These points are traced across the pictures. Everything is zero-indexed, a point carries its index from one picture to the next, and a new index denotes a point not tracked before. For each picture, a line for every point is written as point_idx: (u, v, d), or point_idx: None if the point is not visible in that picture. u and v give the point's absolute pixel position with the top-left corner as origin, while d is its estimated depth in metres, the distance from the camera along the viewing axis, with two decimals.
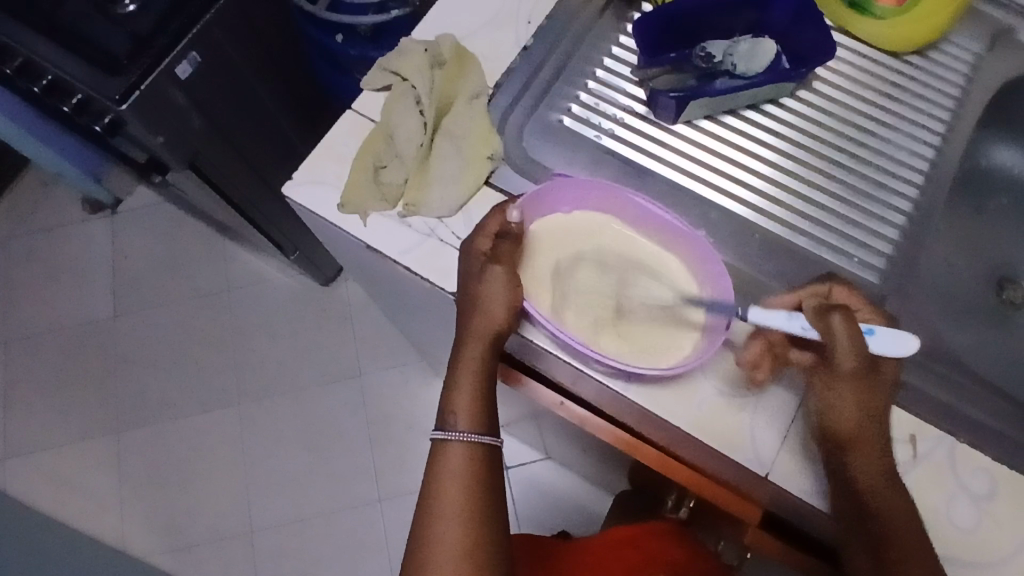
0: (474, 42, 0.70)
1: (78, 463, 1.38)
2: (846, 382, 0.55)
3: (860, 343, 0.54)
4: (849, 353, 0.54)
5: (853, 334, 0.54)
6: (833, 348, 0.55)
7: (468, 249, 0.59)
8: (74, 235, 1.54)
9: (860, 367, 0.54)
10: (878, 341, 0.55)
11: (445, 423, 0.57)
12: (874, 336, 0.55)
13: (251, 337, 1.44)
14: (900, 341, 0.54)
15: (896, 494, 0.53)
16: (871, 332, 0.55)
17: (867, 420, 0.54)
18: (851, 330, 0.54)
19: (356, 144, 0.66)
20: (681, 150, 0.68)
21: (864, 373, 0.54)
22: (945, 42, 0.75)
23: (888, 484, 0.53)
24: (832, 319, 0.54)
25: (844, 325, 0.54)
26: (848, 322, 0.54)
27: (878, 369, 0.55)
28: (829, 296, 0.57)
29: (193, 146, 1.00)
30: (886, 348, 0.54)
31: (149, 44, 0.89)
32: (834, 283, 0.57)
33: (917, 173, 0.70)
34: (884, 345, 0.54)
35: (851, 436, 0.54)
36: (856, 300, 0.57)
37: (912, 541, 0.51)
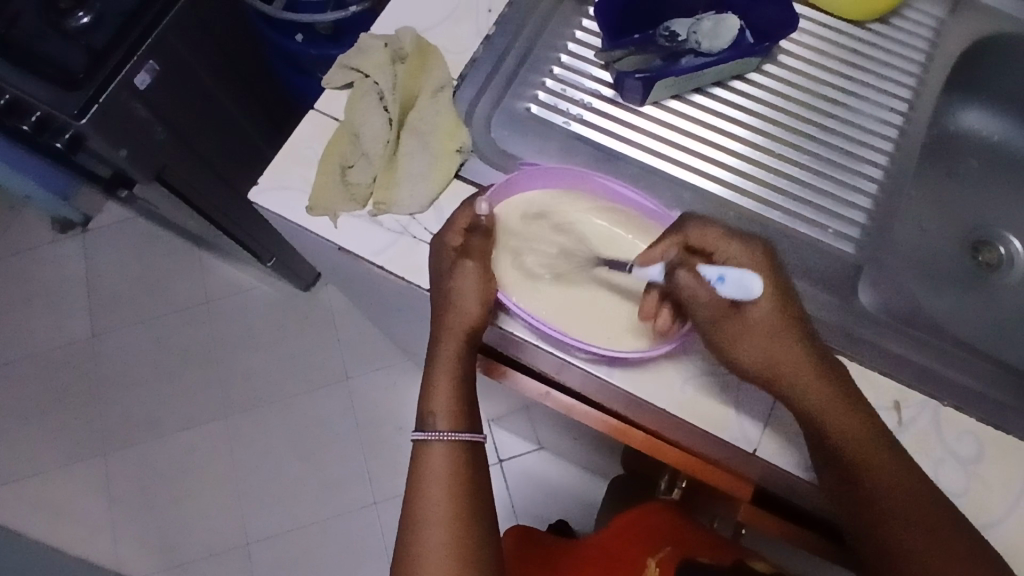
0: (434, 34, 0.68)
1: (65, 488, 1.36)
2: (727, 330, 0.54)
3: (709, 291, 0.53)
4: (706, 307, 0.54)
5: (698, 285, 0.53)
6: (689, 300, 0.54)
7: (439, 245, 0.58)
8: (45, 258, 1.51)
9: (721, 310, 0.54)
10: (729, 286, 0.53)
11: (424, 424, 0.56)
12: (727, 281, 0.53)
13: (234, 348, 1.42)
14: (750, 282, 0.53)
15: (875, 448, 0.52)
16: (721, 278, 0.53)
17: (774, 359, 0.53)
18: (696, 278, 0.54)
19: (321, 145, 0.65)
20: (650, 131, 0.68)
21: (726, 313, 0.54)
22: (906, 9, 0.75)
23: (866, 442, 0.52)
24: (675, 276, 0.54)
25: (689, 276, 0.54)
26: (692, 274, 0.54)
27: (743, 310, 0.54)
28: (686, 240, 0.56)
29: (158, 158, 0.98)
30: (738, 291, 0.53)
31: (104, 56, 0.87)
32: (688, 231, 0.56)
33: (886, 141, 0.70)
34: (736, 290, 0.53)
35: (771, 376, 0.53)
36: (713, 237, 0.55)
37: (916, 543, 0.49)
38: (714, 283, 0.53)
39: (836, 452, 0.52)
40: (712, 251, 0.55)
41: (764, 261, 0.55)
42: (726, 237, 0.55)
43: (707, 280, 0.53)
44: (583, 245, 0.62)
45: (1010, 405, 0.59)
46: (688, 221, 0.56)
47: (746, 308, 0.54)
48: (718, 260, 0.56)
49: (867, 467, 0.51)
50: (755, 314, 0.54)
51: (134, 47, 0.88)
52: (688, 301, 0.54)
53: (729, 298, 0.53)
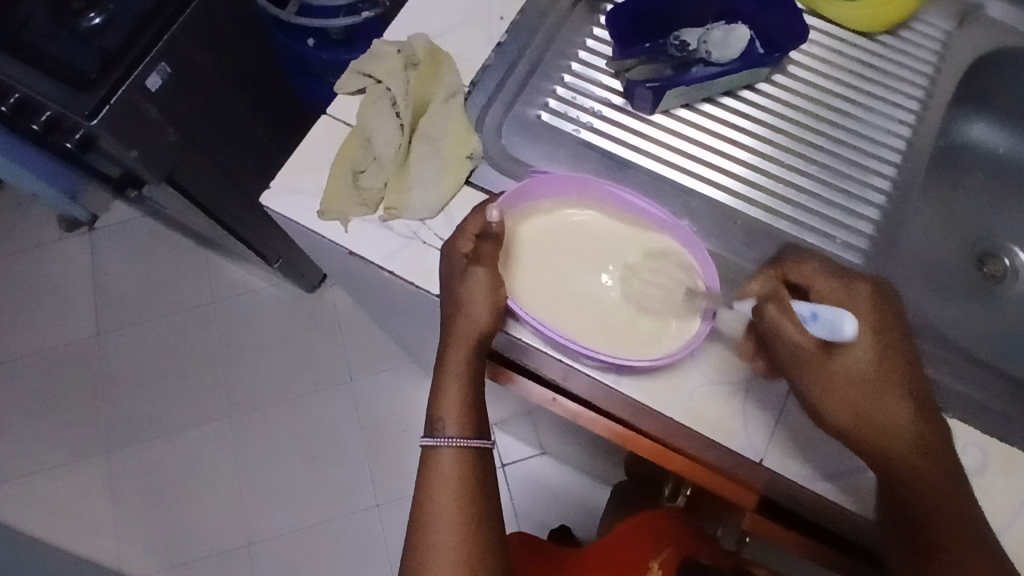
0: (446, 41, 0.69)
1: (68, 486, 1.36)
2: (823, 377, 0.52)
3: (801, 329, 0.53)
4: (796, 346, 0.53)
5: (789, 321, 0.53)
6: (781, 338, 0.53)
7: (449, 251, 0.58)
8: (51, 256, 1.52)
9: (817, 353, 0.52)
10: (822, 325, 0.52)
11: (434, 429, 0.56)
12: (819, 319, 0.52)
13: (238, 348, 1.43)
14: (842, 322, 0.51)
15: (954, 504, 0.51)
16: (815, 314, 0.52)
17: (869, 407, 0.52)
18: (786, 314, 0.53)
19: (333, 150, 0.65)
20: (660, 140, 0.68)
21: (820, 356, 0.52)
22: (915, 21, 0.75)
23: (943, 496, 0.51)
24: (764, 310, 0.54)
25: (778, 311, 0.53)
26: (780, 308, 0.53)
27: (835, 354, 0.53)
28: (785, 274, 0.57)
29: (168, 159, 0.98)
30: (830, 330, 0.52)
31: (117, 57, 0.87)
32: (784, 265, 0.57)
33: (894, 152, 0.70)
34: (825, 328, 0.52)
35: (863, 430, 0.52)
36: (811, 273, 0.56)
37: None
38: (806, 321, 0.53)
39: (916, 508, 0.51)
40: (811, 288, 0.56)
41: (864, 305, 0.54)
42: (826, 275, 0.56)
43: (799, 316, 0.53)
44: (585, 249, 0.62)
45: (1015, 416, 0.59)
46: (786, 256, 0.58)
47: (838, 352, 0.53)
48: (815, 297, 0.56)
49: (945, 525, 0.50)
50: (851, 360, 0.52)
51: (147, 48, 0.89)
52: (772, 335, 0.54)
53: (817, 338, 0.52)
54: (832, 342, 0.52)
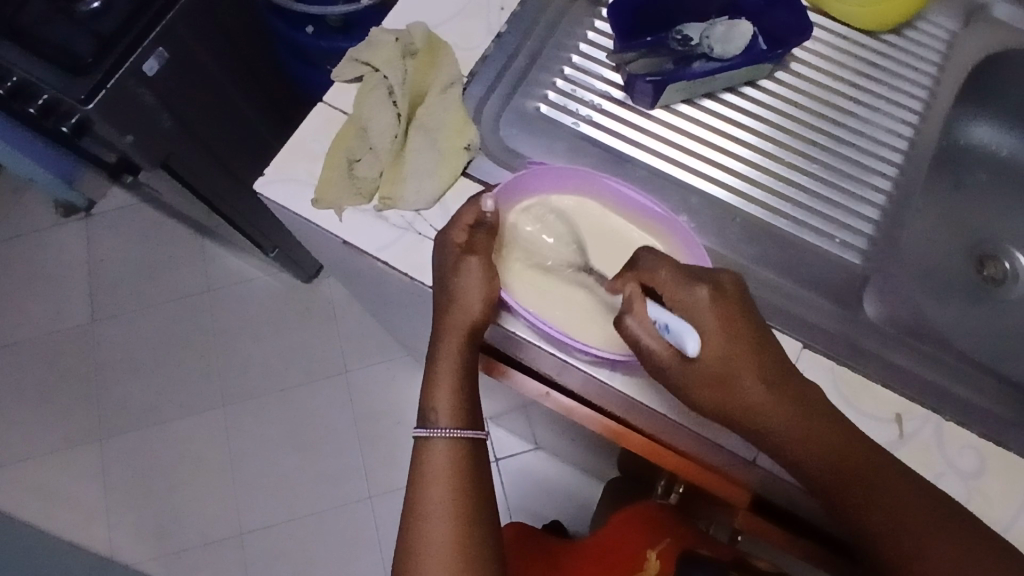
0: (445, 30, 0.68)
1: (61, 472, 1.36)
2: (690, 379, 0.51)
3: (660, 343, 0.52)
4: (655, 358, 0.52)
5: (649, 336, 0.52)
6: (643, 351, 0.52)
7: (443, 241, 0.57)
8: (47, 241, 1.51)
9: (675, 360, 0.51)
10: (675, 335, 0.52)
11: (427, 420, 0.56)
12: (671, 330, 0.52)
13: (234, 337, 1.42)
14: (689, 334, 0.51)
15: (861, 467, 0.51)
16: (668, 326, 0.52)
17: (733, 398, 0.51)
18: (646, 329, 0.52)
19: (329, 138, 0.64)
20: (659, 134, 0.68)
21: (680, 361, 0.51)
22: (920, 20, 0.75)
23: (852, 463, 0.51)
24: (625, 324, 0.52)
25: (638, 328, 0.52)
26: (639, 324, 0.52)
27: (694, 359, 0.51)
28: (640, 277, 0.54)
29: (164, 145, 0.98)
30: (684, 338, 0.51)
31: (113, 41, 0.86)
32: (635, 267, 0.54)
33: (896, 152, 0.69)
34: (675, 338, 0.52)
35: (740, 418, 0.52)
36: (661, 276, 0.53)
37: (940, 550, 0.49)
38: (660, 331, 0.52)
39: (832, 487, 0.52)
40: (661, 291, 0.53)
41: (711, 292, 0.52)
42: (675, 275, 0.53)
43: (654, 326, 0.52)
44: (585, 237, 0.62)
45: (1012, 420, 0.59)
46: (641, 258, 0.54)
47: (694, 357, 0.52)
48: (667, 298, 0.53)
49: (866, 494, 0.51)
50: (706, 357, 0.51)
51: (144, 33, 0.88)
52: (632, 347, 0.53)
53: (673, 346, 0.52)
54: (684, 350, 0.52)
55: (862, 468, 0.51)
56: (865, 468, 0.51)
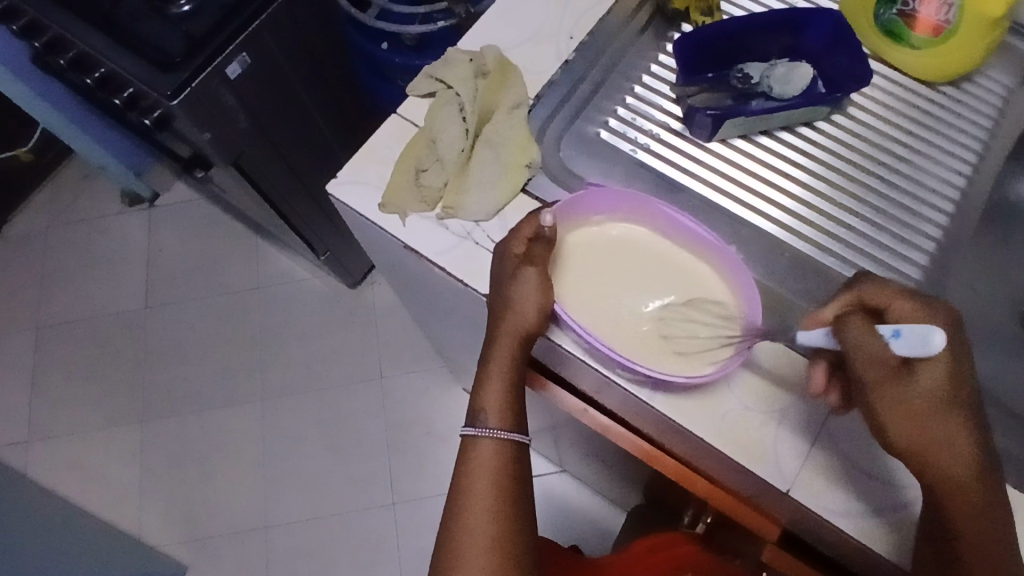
0: (516, 53, 0.72)
1: (101, 450, 1.41)
2: (892, 392, 0.50)
3: (883, 348, 0.51)
4: (874, 365, 0.51)
5: (869, 338, 0.51)
6: (857, 354, 0.51)
7: (502, 250, 0.60)
8: (110, 227, 1.59)
9: (892, 371, 0.51)
10: (904, 343, 0.50)
11: (475, 420, 0.58)
12: (902, 337, 0.50)
13: (276, 335, 1.47)
14: (931, 334, 0.49)
15: (991, 542, 0.50)
16: (897, 332, 0.51)
17: (930, 428, 0.50)
18: (870, 332, 0.51)
19: (399, 147, 0.68)
20: (714, 167, 0.70)
21: (892, 374, 0.51)
22: (978, 74, 0.76)
23: (982, 531, 0.50)
24: (845, 328, 0.52)
25: (861, 329, 0.52)
26: (865, 324, 0.52)
27: (913, 373, 0.51)
28: (862, 299, 0.54)
29: (237, 145, 1.03)
30: (912, 346, 0.50)
31: (202, 43, 0.93)
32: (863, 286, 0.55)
33: (948, 201, 0.70)
34: (911, 346, 0.50)
35: (918, 448, 0.50)
36: (889, 295, 0.54)
37: None
38: (886, 338, 0.51)
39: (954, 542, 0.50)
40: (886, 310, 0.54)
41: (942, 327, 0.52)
42: (909, 299, 0.53)
43: (880, 334, 0.51)
44: (640, 261, 0.64)
45: None
46: (863, 280, 0.55)
47: (919, 372, 0.51)
48: (892, 320, 0.53)
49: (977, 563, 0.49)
50: (924, 379, 0.50)
51: (230, 38, 0.94)
52: (850, 353, 0.52)
53: (899, 355, 0.51)
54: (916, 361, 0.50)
55: (989, 539, 0.50)
56: (993, 542, 0.50)
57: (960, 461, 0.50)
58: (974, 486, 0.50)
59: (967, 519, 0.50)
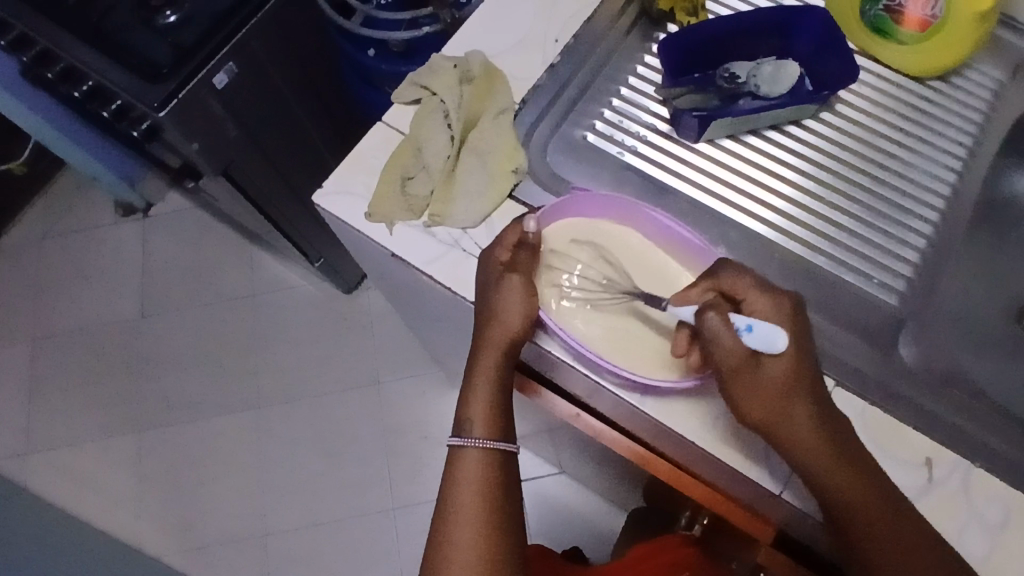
0: (501, 59, 0.71)
1: (99, 460, 1.41)
2: (742, 377, 0.54)
3: (736, 339, 0.53)
4: (728, 356, 0.54)
5: (726, 329, 0.54)
6: (712, 342, 0.54)
7: (487, 258, 0.60)
8: (105, 237, 1.58)
9: (743, 360, 0.54)
10: (755, 337, 0.53)
11: (461, 430, 0.58)
12: (754, 332, 0.53)
13: (273, 342, 1.47)
14: (776, 336, 0.53)
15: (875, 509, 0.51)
16: (750, 326, 0.54)
17: (779, 405, 0.53)
18: (726, 324, 0.54)
19: (385, 156, 0.68)
20: (702, 168, 0.70)
21: (747, 363, 0.54)
22: (968, 69, 0.75)
23: (864, 499, 0.52)
24: (707, 318, 0.54)
25: (719, 320, 0.54)
26: (722, 318, 0.54)
27: (761, 362, 0.54)
28: (720, 286, 0.57)
29: (226, 154, 1.03)
30: (764, 341, 0.53)
31: (189, 54, 0.92)
32: (721, 272, 0.57)
33: (938, 197, 0.70)
34: (760, 341, 0.53)
35: (772, 427, 0.53)
36: (744, 285, 0.56)
37: None
38: (739, 330, 0.54)
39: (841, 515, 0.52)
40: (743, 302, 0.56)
41: (783, 316, 0.55)
42: (758, 288, 0.56)
43: (734, 327, 0.54)
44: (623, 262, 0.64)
45: None
46: (721, 267, 0.58)
47: (764, 360, 0.54)
48: (745, 310, 0.56)
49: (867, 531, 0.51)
50: (767, 366, 0.54)
51: (218, 48, 0.94)
52: (709, 342, 0.54)
53: (750, 347, 0.54)
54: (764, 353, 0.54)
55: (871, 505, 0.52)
56: (874, 508, 0.51)
57: (814, 441, 0.53)
58: (836, 461, 0.52)
59: (849, 490, 0.52)
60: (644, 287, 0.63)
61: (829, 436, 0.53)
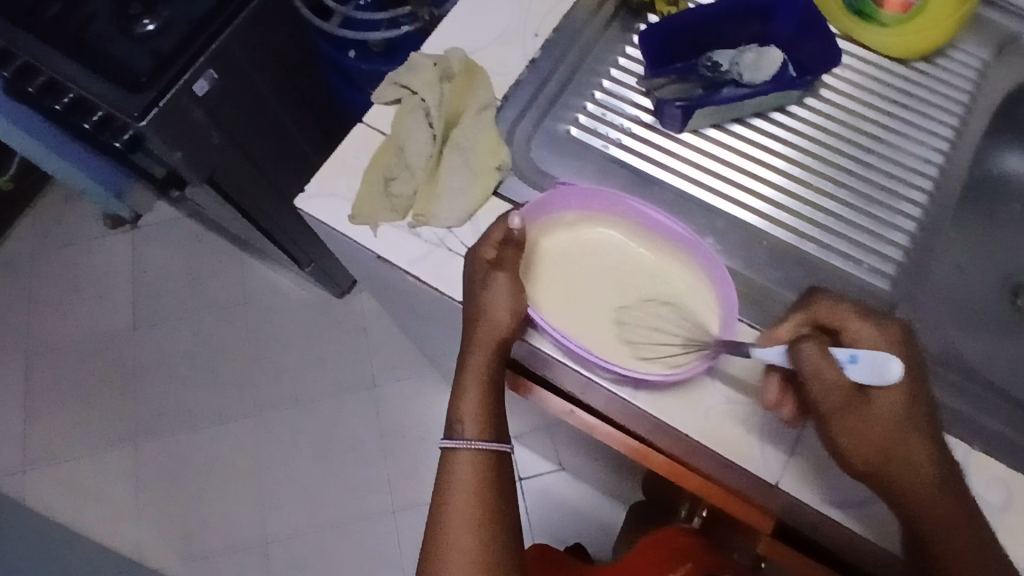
0: (481, 55, 0.71)
1: (97, 473, 1.40)
2: (848, 417, 0.51)
3: (840, 372, 0.50)
4: (832, 391, 0.50)
5: (827, 361, 0.50)
6: (810, 377, 0.51)
7: (472, 255, 0.59)
8: (94, 250, 1.57)
9: (849, 394, 0.51)
10: (860, 369, 0.50)
11: (453, 432, 0.57)
12: (857, 362, 0.50)
13: (267, 348, 1.46)
14: (887, 366, 0.49)
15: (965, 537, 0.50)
16: (853, 357, 0.51)
17: (889, 442, 0.50)
18: (826, 356, 0.51)
19: (367, 156, 0.67)
20: (687, 158, 0.69)
21: (853, 399, 0.51)
22: (951, 49, 0.75)
23: (955, 527, 0.50)
24: (802, 349, 0.51)
25: (816, 351, 0.51)
26: (821, 348, 0.51)
27: (869, 395, 0.51)
28: (815, 318, 0.54)
29: (210, 161, 1.02)
30: (869, 373, 0.50)
31: (168, 61, 0.91)
32: (817, 303, 0.54)
33: (926, 179, 0.70)
34: (865, 371, 0.50)
35: (879, 464, 0.51)
36: (843, 314, 0.53)
37: None
38: (841, 363, 0.51)
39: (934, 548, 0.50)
40: (841, 330, 0.54)
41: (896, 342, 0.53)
42: (857, 315, 0.54)
43: (837, 360, 0.51)
44: (612, 260, 0.63)
45: None
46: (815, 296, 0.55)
47: (874, 395, 0.51)
48: (846, 340, 0.53)
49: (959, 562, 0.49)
50: (877, 402, 0.51)
51: (196, 54, 0.93)
52: (810, 379, 0.51)
53: (854, 381, 0.51)
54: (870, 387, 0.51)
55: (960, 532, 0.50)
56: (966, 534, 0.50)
57: (923, 475, 0.51)
58: (933, 491, 0.51)
59: (943, 523, 0.50)
60: (635, 284, 0.62)
61: (934, 468, 0.51)
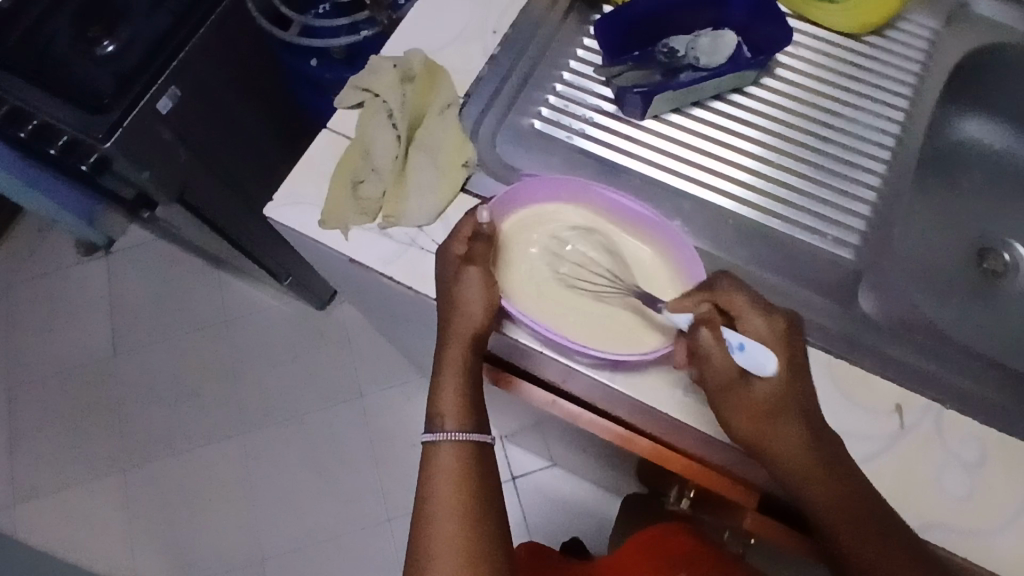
0: (441, 54, 0.71)
1: (85, 503, 1.38)
2: (730, 398, 0.53)
3: (728, 355, 0.53)
4: (719, 372, 0.53)
5: (720, 345, 0.53)
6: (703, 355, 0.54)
7: (444, 253, 0.60)
8: (69, 278, 1.55)
9: (736, 376, 0.53)
10: (747, 356, 0.53)
11: (434, 426, 0.58)
12: (745, 351, 0.53)
13: (251, 365, 1.45)
14: (767, 359, 0.53)
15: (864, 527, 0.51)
16: (742, 345, 0.54)
17: (767, 426, 0.53)
18: (720, 340, 0.53)
19: (334, 162, 0.67)
20: (651, 144, 0.70)
21: (740, 381, 0.53)
22: (901, 21, 0.77)
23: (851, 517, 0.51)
24: (699, 332, 0.54)
25: (712, 334, 0.53)
26: (715, 333, 0.53)
27: (751, 381, 0.53)
28: (716, 300, 0.57)
29: (179, 179, 1.02)
30: (755, 361, 0.53)
31: (129, 81, 0.91)
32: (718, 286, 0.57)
33: (884, 149, 0.71)
34: (750, 360, 0.53)
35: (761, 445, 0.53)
36: (738, 300, 0.55)
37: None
38: (733, 349, 0.54)
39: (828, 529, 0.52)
40: (737, 318, 0.55)
41: (784, 337, 0.54)
42: (754, 305, 0.55)
43: (727, 344, 0.54)
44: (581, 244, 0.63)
45: (1011, 409, 0.60)
46: (717, 282, 0.57)
47: (754, 381, 0.53)
48: (739, 326, 0.56)
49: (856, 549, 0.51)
50: (756, 387, 0.53)
51: (158, 72, 0.92)
52: (701, 358, 0.54)
53: (740, 365, 0.54)
54: (753, 372, 0.54)
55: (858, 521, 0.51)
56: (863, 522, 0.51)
57: (803, 462, 0.52)
58: (819, 477, 0.52)
59: (839, 514, 0.52)
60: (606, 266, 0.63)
61: (822, 456, 0.53)
